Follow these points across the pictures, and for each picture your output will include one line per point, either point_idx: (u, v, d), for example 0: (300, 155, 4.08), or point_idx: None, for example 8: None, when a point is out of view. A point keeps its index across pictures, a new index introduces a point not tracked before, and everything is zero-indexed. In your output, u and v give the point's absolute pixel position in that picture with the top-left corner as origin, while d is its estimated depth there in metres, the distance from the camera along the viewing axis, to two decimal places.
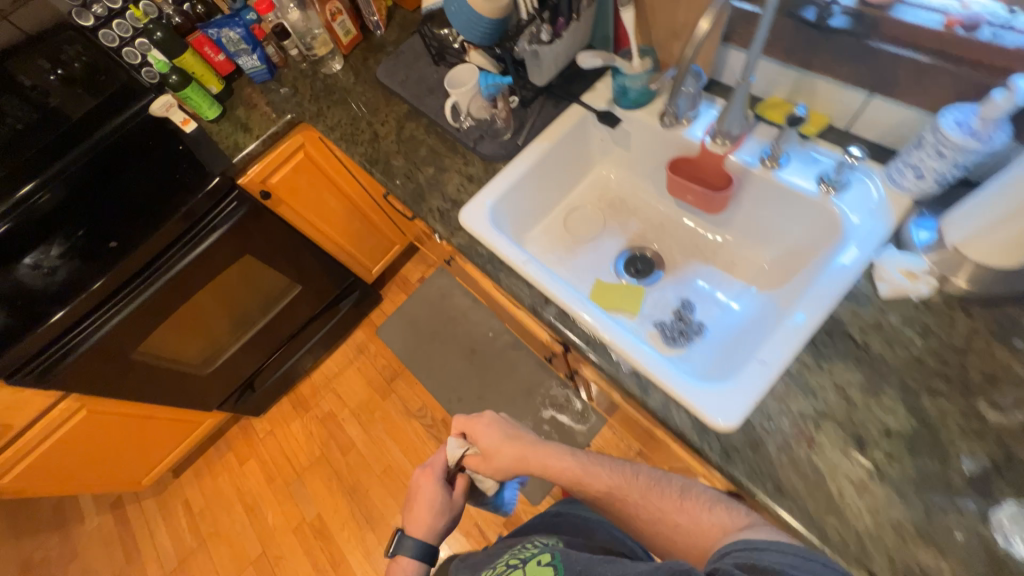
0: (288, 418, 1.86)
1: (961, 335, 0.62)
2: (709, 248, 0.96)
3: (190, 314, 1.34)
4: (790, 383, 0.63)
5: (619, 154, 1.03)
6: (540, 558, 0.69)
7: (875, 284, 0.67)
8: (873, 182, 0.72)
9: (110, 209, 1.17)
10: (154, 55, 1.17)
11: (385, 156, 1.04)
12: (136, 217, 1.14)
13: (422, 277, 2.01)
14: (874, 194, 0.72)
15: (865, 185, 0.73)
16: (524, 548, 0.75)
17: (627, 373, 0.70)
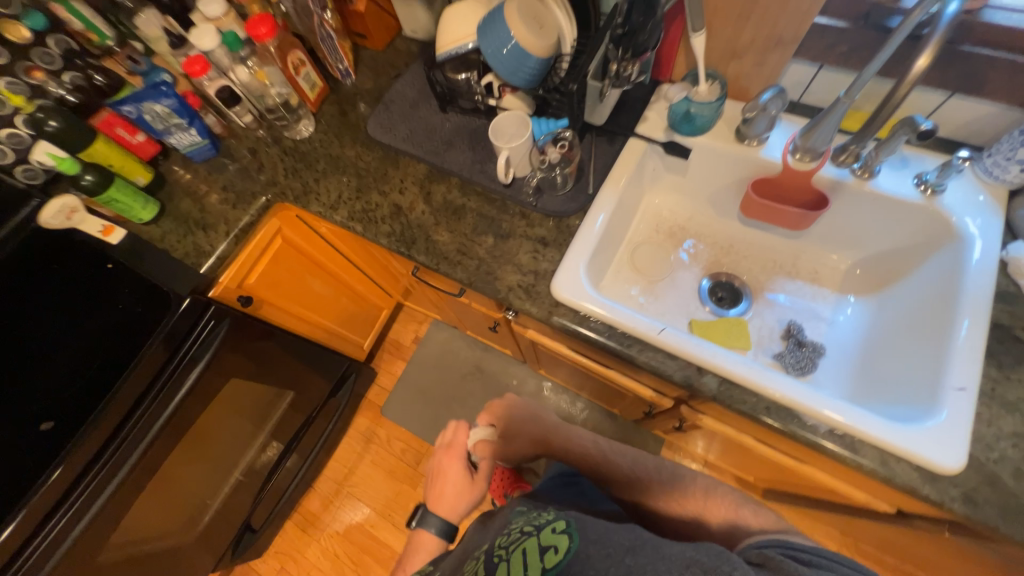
0: (299, 545, 1.53)
1: None
2: (789, 262, 0.93)
3: (169, 476, 1.01)
4: (991, 404, 0.62)
5: (673, 180, 0.95)
6: (554, 526, 0.56)
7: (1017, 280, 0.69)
8: (968, 179, 0.74)
9: (23, 376, 0.83)
10: (46, 151, 0.82)
11: (423, 233, 0.86)
12: (79, 376, 0.84)
13: (417, 336, 1.78)
14: (975, 190, 0.74)
15: (961, 182, 0.75)
16: (532, 514, 0.63)
17: (824, 434, 0.63)
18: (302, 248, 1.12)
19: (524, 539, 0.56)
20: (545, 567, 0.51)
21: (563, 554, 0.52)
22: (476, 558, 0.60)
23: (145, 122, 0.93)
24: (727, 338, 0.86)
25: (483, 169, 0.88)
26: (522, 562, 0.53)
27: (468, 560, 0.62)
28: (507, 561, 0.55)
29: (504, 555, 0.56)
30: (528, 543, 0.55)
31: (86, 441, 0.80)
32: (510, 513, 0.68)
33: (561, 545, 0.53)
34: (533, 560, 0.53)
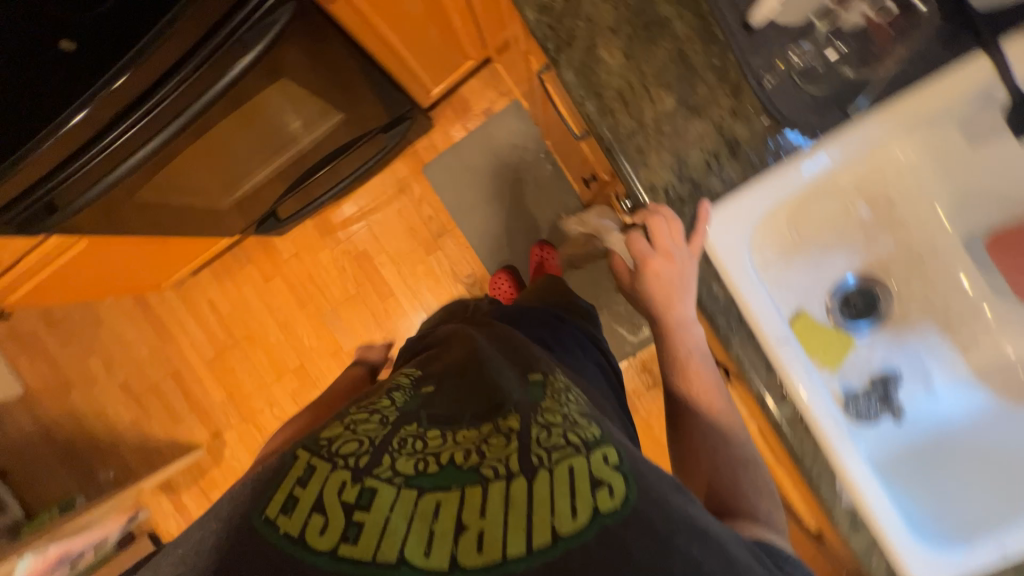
0: (315, 246, 1.62)
1: None
2: (956, 315, 0.74)
3: (205, 150, 0.94)
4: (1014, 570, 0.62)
5: (950, 138, 0.65)
6: (602, 453, 0.47)
7: None
8: None
9: None
10: None
11: (589, 37, 0.57)
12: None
13: (490, 109, 1.50)
14: None
15: None
16: (571, 409, 0.54)
17: (843, 507, 0.62)
18: None
19: (565, 451, 0.46)
20: (597, 510, 0.42)
21: (621, 504, 0.42)
22: (494, 434, 0.50)
23: None
24: (816, 348, 0.73)
25: None
26: (568, 484, 0.43)
27: (470, 424, 0.52)
28: (549, 473, 0.44)
29: (541, 458, 0.46)
30: (572, 460, 0.45)
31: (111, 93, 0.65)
32: (518, 376, 0.60)
33: (617, 489, 0.43)
34: (581, 488, 0.43)
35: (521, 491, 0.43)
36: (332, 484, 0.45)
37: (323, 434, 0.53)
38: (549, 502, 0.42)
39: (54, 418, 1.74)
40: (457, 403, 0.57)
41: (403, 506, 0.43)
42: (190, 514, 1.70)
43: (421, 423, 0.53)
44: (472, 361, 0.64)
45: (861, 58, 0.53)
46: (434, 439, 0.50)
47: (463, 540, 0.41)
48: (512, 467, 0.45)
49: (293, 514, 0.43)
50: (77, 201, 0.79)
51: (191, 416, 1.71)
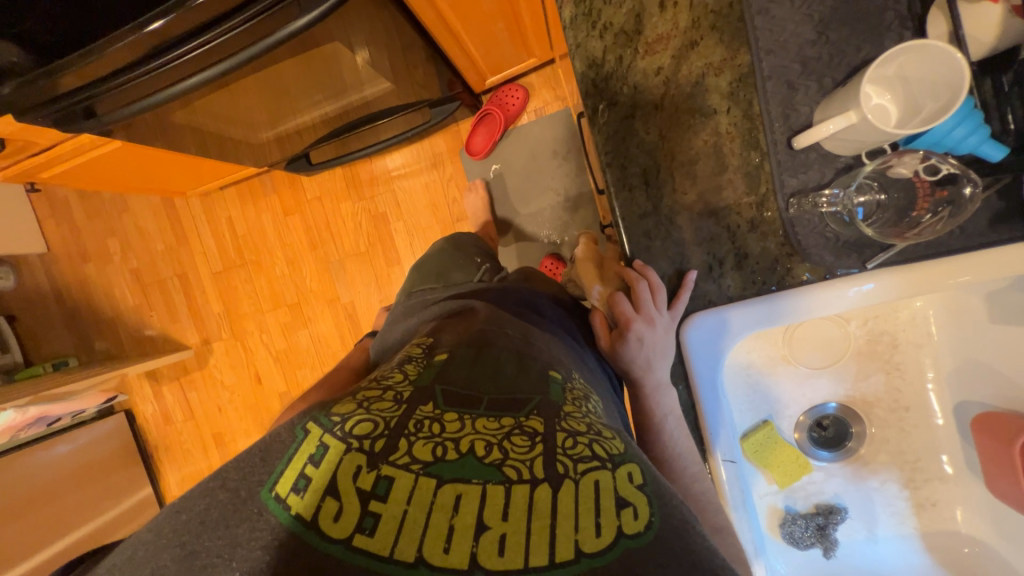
0: (339, 195, 1.63)
1: None
2: (921, 475, 0.72)
3: (251, 91, 0.92)
4: None
5: (973, 303, 0.64)
6: (627, 469, 0.34)
7: None
8: None
9: None
10: None
11: (630, 107, 0.54)
12: None
13: (541, 109, 1.46)
14: None
15: None
16: (594, 418, 0.40)
17: None
18: None
19: (590, 461, 0.33)
20: (620, 533, 0.29)
21: (645, 529, 0.29)
22: (514, 428, 0.36)
23: None
24: (770, 462, 0.72)
25: (788, 92, 0.50)
26: (593, 497, 0.31)
27: (487, 412, 0.38)
28: (573, 484, 0.32)
29: (566, 466, 0.33)
30: (596, 472, 0.33)
31: (150, 31, 0.65)
32: (534, 369, 0.45)
33: (642, 512, 0.31)
34: (605, 507, 0.30)
35: (545, 502, 0.30)
36: (345, 467, 0.32)
37: (336, 407, 0.38)
38: (572, 514, 0.30)
39: (66, 282, 1.84)
40: (477, 386, 0.42)
41: (420, 499, 0.31)
42: (166, 404, 1.81)
43: (436, 403, 0.38)
44: (488, 346, 0.47)
45: (898, 214, 0.52)
46: (454, 422, 0.36)
47: (483, 542, 0.29)
48: (536, 471, 0.32)
49: (305, 494, 0.31)
50: (114, 115, 0.81)
51: (187, 317, 1.79)
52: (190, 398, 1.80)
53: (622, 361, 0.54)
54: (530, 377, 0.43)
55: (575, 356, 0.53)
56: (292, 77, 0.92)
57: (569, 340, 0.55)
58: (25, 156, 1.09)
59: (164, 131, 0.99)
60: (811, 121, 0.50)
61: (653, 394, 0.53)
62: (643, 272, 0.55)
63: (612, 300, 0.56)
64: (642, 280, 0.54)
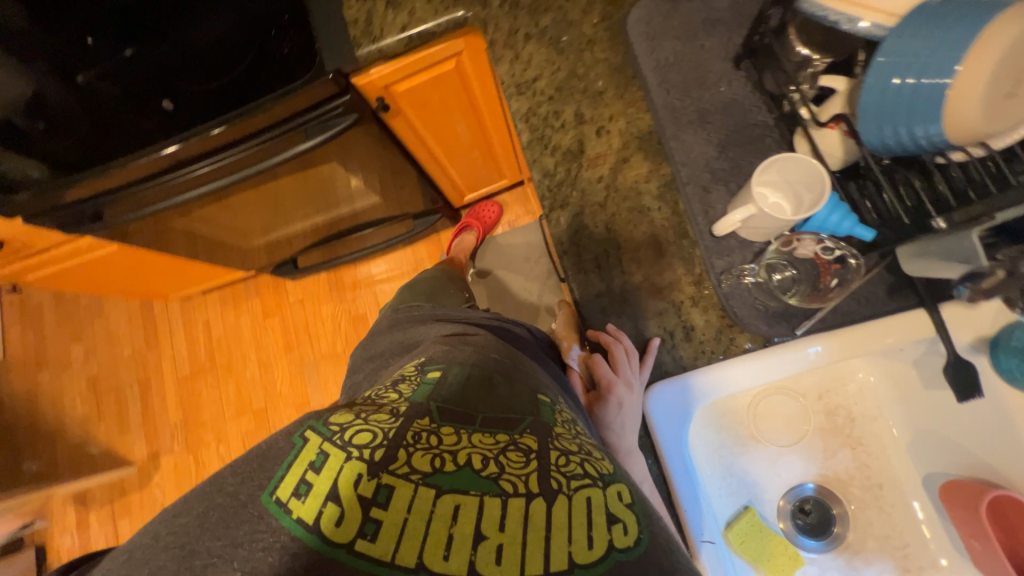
0: (321, 297, 1.69)
1: None
2: (914, 562, 0.68)
3: (253, 201, 1.04)
4: None
5: (908, 373, 0.68)
6: (617, 489, 0.40)
7: None
8: None
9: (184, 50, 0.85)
10: None
11: (580, 206, 0.65)
12: (216, 95, 0.81)
13: (514, 221, 1.63)
14: None
15: None
16: (584, 438, 0.46)
17: None
18: (471, 84, 0.96)
19: (583, 480, 0.39)
20: (612, 546, 0.35)
21: (634, 543, 0.36)
22: (510, 444, 0.42)
23: None
24: (761, 555, 0.67)
25: (704, 193, 0.62)
26: (586, 513, 0.37)
27: (482, 428, 0.44)
28: (567, 499, 0.38)
29: (560, 482, 0.39)
30: (589, 490, 0.39)
31: (171, 151, 0.77)
32: (525, 390, 0.50)
33: (632, 529, 0.37)
34: (597, 523, 0.36)
35: (541, 515, 0.36)
36: (346, 475, 0.37)
37: (333, 418, 0.43)
38: (566, 528, 0.36)
39: (12, 392, 1.73)
40: (473, 405, 0.47)
41: (421, 507, 0.36)
42: (89, 535, 1.57)
43: (433, 416, 0.44)
44: (483, 366, 0.52)
45: (812, 285, 0.60)
46: (451, 436, 0.42)
47: (481, 551, 0.34)
48: (531, 486, 0.38)
49: (306, 500, 0.35)
50: (117, 220, 0.89)
51: (139, 428, 1.67)
52: (121, 527, 1.58)
53: (599, 422, 0.58)
54: (522, 396, 0.49)
55: (560, 386, 0.58)
56: (290, 192, 1.05)
57: (551, 369, 0.62)
58: (18, 259, 1.14)
59: (160, 236, 1.07)
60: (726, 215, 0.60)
61: (626, 458, 0.56)
62: (613, 336, 0.59)
63: (591, 361, 0.61)
64: (615, 344, 0.59)
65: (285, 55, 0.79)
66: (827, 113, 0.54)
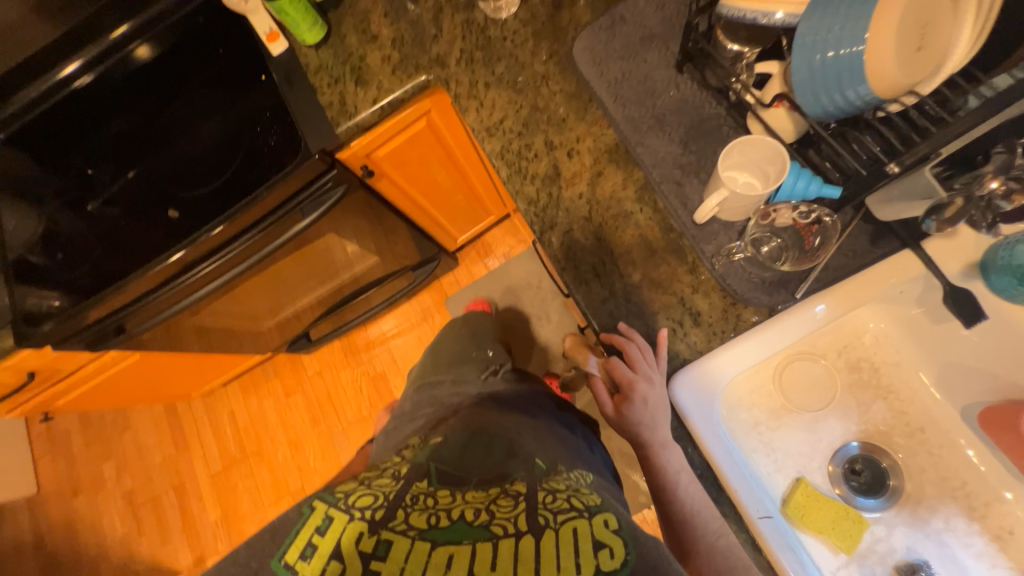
0: (337, 365, 1.71)
1: None
2: (978, 500, 0.67)
3: (261, 285, 1.08)
4: None
5: (914, 314, 0.69)
6: (604, 518, 0.41)
7: None
8: None
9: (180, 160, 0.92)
10: None
11: (568, 224, 0.69)
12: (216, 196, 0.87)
13: (508, 253, 1.68)
14: None
15: None
16: (576, 482, 0.48)
17: None
18: (442, 137, 1.03)
19: (569, 513, 0.40)
20: (600, 571, 0.35)
21: (621, 565, 0.36)
22: (500, 493, 0.44)
23: None
24: (826, 524, 0.66)
25: (679, 187, 0.65)
26: (572, 543, 0.37)
27: (475, 486, 0.46)
28: (554, 533, 0.38)
29: (547, 518, 0.40)
30: (576, 521, 0.39)
31: (182, 255, 0.82)
32: (520, 453, 0.52)
33: (618, 551, 0.37)
34: (584, 550, 0.36)
35: (529, 551, 0.37)
36: (348, 534, 0.39)
37: (339, 487, 0.46)
38: (554, 559, 0.36)
39: (50, 524, 1.72)
40: (467, 468, 0.49)
41: (416, 561, 0.37)
42: None
43: (430, 481, 0.47)
44: (479, 432, 0.56)
45: (800, 249, 0.63)
46: (445, 497, 0.44)
47: None
48: (520, 525, 0.39)
49: (312, 560, 0.37)
50: (140, 329, 0.91)
51: (181, 534, 1.65)
52: None
53: (630, 425, 0.59)
54: (516, 458, 0.51)
55: (561, 440, 0.61)
56: (293, 269, 1.10)
57: (552, 425, 0.66)
58: (47, 385, 1.17)
59: (177, 335, 1.10)
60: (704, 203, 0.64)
61: (662, 450, 0.57)
62: (629, 337, 0.61)
63: (609, 366, 0.61)
64: (630, 341, 0.60)
65: (273, 147, 0.86)
66: (769, 95, 0.60)
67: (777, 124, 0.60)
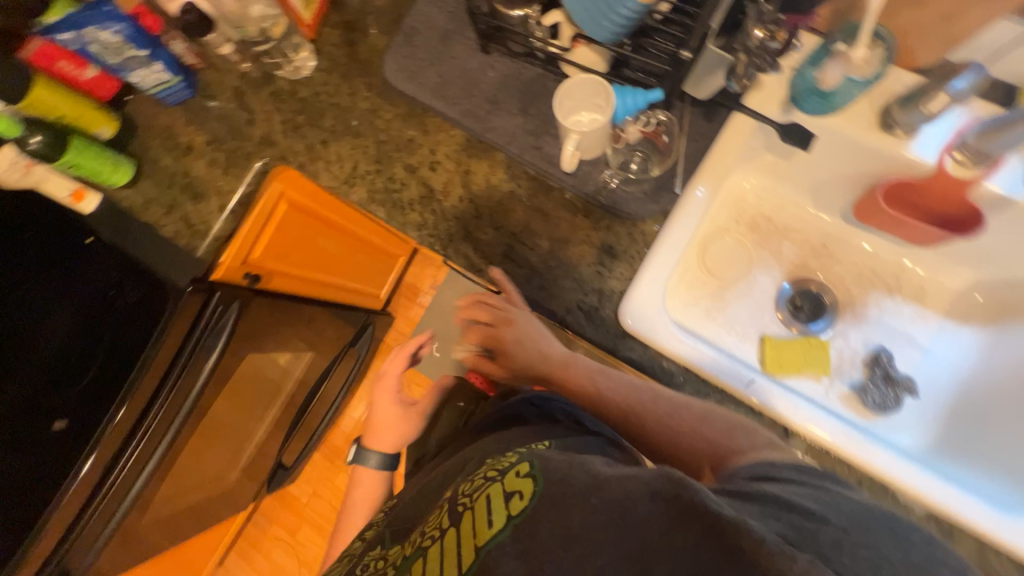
0: (328, 476, 1.59)
1: None
2: (891, 277, 0.78)
3: (205, 443, 0.98)
4: None
5: (771, 160, 0.74)
6: (518, 467, 0.44)
7: None
8: None
9: None
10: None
11: (463, 228, 0.71)
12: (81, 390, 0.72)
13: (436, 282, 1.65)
14: None
15: None
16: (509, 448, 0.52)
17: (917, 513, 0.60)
18: (306, 208, 0.98)
19: (484, 483, 0.44)
20: (510, 515, 0.39)
21: (529, 498, 0.40)
22: (434, 510, 0.49)
23: (91, 54, 0.71)
24: (800, 361, 0.74)
25: (540, 150, 0.68)
26: (484, 506, 0.41)
27: (420, 520, 0.51)
28: (469, 510, 0.43)
29: (463, 502, 0.44)
30: (489, 487, 0.43)
31: None
32: (471, 460, 0.55)
33: (526, 490, 0.40)
34: (497, 504, 0.41)
35: (450, 542, 0.42)
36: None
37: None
38: (469, 529, 0.41)
39: None
40: (410, 518, 0.55)
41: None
42: None
43: (381, 545, 0.53)
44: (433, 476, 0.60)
45: (659, 150, 0.66)
46: (389, 552, 0.50)
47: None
48: (444, 525, 0.44)
49: None
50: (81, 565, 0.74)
51: None
52: None
53: (531, 356, 0.69)
54: (464, 468, 0.55)
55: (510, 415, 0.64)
56: (229, 409, 1.00)
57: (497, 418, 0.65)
58: None
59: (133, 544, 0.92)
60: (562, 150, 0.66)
61: (567, 365, 0.68)
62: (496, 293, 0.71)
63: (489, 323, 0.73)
64: (502, 278, 0.69)
65: (130, 301, 0.73)
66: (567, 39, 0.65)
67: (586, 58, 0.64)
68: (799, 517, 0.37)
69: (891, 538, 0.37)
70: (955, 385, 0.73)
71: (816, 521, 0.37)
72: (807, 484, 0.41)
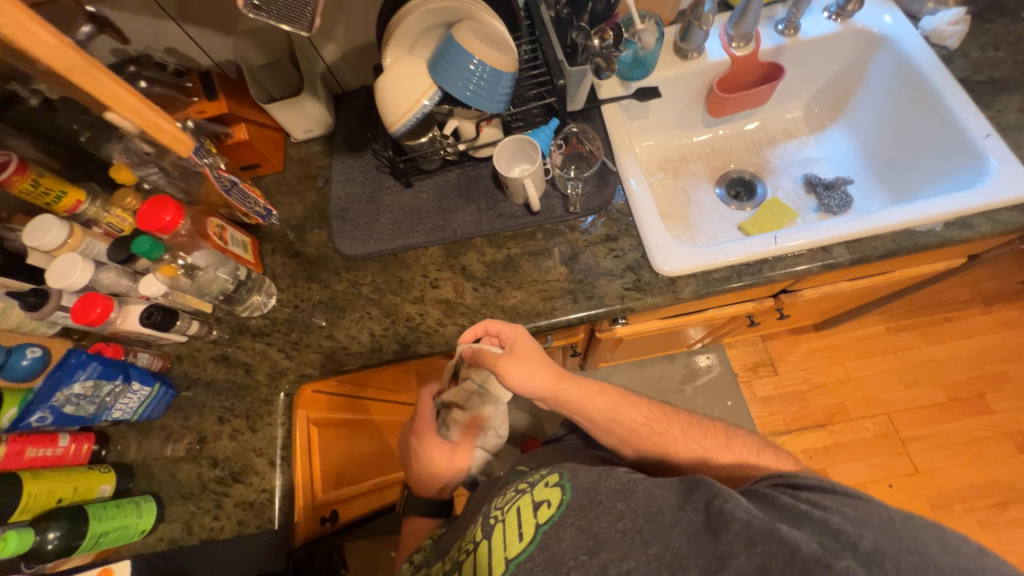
0: None
1: (991, 44, 0.83)
2: (767, 136, 1.00)
3: None
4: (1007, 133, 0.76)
5: (640, 125, 0.96)
6: (546, 498, 0.50)
7: (943, 45, 0.83)
8: (875, 10, 0.87)
9: None
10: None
11: (496, 308, 0.75)
12: None
13: None
14: (880, 13, 0.86)
15: (875, 14, 0.87)
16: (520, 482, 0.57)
17: (944, 231, 0.72)
18: None
19: (514, 501, 0.52)
20: (539, 523, 0.48)
21: (556, 507, 0.49)
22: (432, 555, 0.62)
23: (65, 418, 0.65)
24: (776, 219, 0.89)
25: (505, 215, 0.79)
26: (522, 519, 0.49)
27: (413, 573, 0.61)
28: (501, 523, 0.50)
29: (473, 529, 0.54)
30: (521, 504, 0.51)
31: None
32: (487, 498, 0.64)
33: (554, 500, 0.49)
34: (530, 515, 0.49)
35: (483, 560, 0.49)
36: None
37: None
38: (507, 536, 0.49)
39: None
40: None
41: None
42: None
43: None
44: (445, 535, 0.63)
45: (580, 158, 0.83)
46: None
47: None
48: (468, 542, 0.53)
49: None
50: None
51: None
52: None
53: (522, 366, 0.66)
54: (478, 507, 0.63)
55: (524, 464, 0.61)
56: None
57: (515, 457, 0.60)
58: None
59: None
60: (521, 201, 0.79)
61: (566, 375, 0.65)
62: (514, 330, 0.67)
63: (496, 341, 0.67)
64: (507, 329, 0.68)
65: None
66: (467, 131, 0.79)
67: (490, 133, 0.79)
68: (829, 526, 0.45)
69: (940, 546, 0.43)
70: (862, 161, 0.93)
71: (851, 535, 0.44)
72: (845, 497, 0.48)
